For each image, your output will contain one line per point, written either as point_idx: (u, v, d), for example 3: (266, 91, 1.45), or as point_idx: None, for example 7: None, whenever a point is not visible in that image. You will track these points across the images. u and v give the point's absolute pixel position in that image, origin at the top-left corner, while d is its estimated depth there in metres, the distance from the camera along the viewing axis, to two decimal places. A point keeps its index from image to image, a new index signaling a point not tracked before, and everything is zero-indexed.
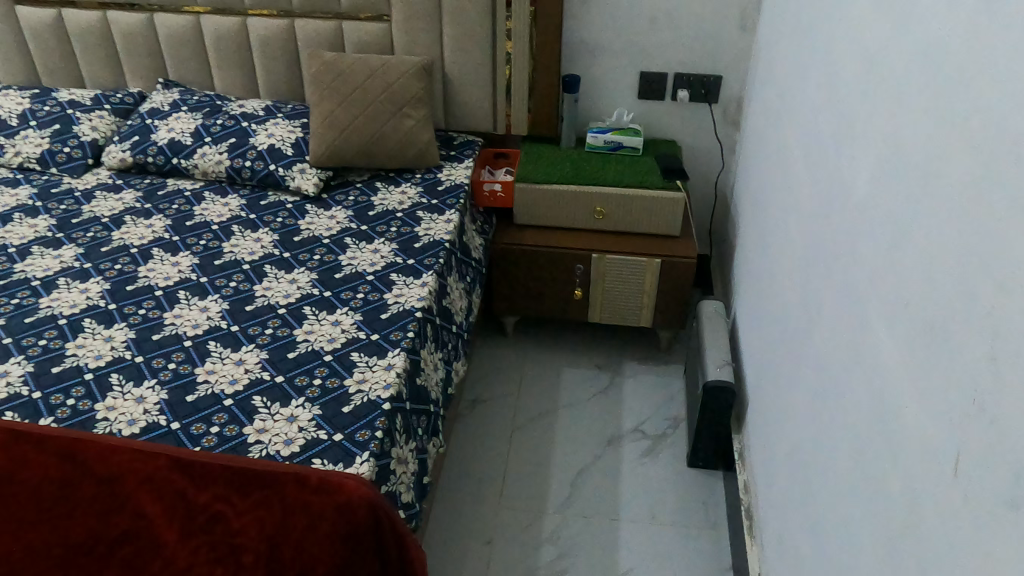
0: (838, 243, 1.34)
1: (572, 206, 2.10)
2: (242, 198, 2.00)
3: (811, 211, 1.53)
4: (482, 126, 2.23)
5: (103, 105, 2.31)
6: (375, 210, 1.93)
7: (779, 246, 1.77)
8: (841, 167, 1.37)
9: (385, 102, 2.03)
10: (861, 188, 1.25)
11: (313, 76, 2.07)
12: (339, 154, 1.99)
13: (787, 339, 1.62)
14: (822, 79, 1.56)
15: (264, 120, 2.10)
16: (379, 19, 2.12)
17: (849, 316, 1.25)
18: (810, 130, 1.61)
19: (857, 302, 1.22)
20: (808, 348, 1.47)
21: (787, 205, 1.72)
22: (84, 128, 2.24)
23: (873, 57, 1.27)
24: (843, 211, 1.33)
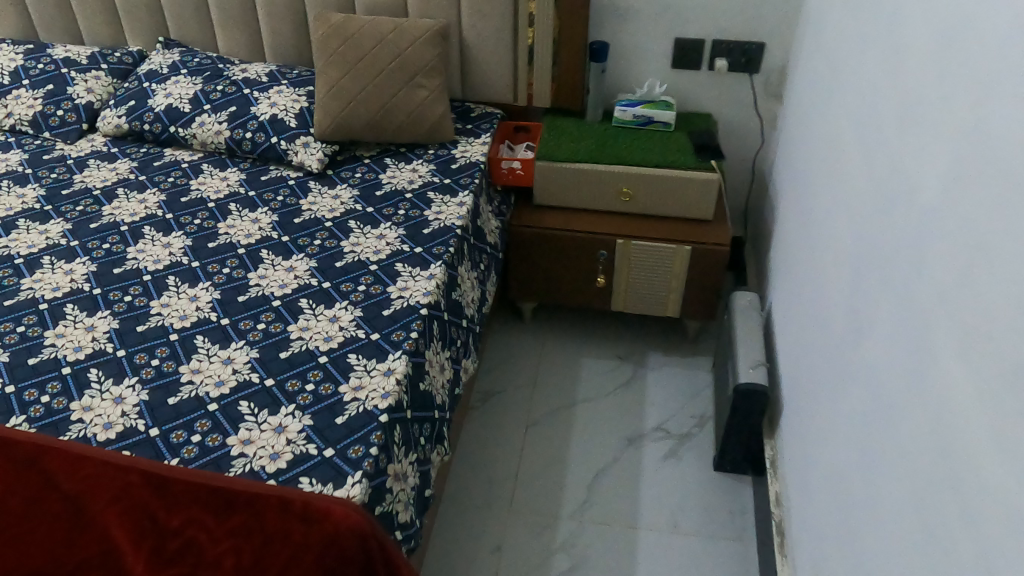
0: (894, 245, 1.16)
1: (596, 187, 1.93)
2: (242, 173, 1.86)
3: (863, 202, 1.35)
4: (503, 98, 2.06)
5: (99, 65, 2.17)
6: (382, 189, 1.77)
7: (821, 239, 1.60)
8: (899, 162, 1.20)
9: (396, 71, 1.87)
10: (924, 189, 1.08)
11: (319, 41, 1.91)
12: (346, 129, 1.85)
13: (830, 346, 1.46)
14: (881, 49, 1.36)
15: (268, 88, 1.95)
16: None
17: (900, 328, 1.08)
18: (862, 112, 1.42)
19: (910, 313, 1.05)
20: (853, 363, 1.31)
21: (832, 195, 1.54)
22: (78, 89, 2.10)
23: (946, 26, 1.08)
24: (902, 207, 1.15)
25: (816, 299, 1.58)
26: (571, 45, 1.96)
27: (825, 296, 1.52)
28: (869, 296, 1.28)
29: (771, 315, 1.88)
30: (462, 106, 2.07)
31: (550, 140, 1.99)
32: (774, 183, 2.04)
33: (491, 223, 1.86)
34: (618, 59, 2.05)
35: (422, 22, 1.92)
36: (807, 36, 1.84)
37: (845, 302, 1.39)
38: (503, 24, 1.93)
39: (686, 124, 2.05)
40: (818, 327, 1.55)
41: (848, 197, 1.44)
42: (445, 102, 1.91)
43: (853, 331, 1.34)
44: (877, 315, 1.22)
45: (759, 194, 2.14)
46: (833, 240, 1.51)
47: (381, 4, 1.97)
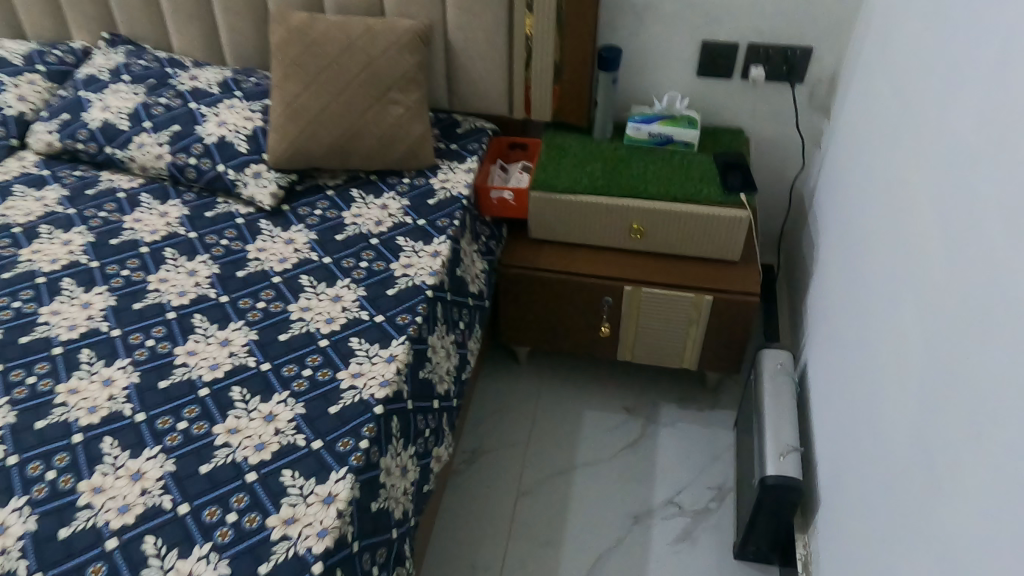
0: (964, 341, 0.86)
1: (603, 222, 1.63)
2: (185, 208, 1.57)
3: (916, 262, 1.05)
4: (497, 108, 1.75)
5: (34, 68, 1.87)
6: (345, 233, 1.48)
7: (863, 310, 1.29)
8: (967, 222, 0.90)
9: (367, 84, 1.55)
10: (1004, 265, 0.78)
11: (276, 45, 1.57)
12: (305, 155, 1.53)
13: (862, 455, 1.17)
14: (948, 67, 1.07)
15: (217, 101, 1.65)
16: None
17: (975, 466, 0.77)
18: (921, 146, 1.12)
19: (993, 449, 0.74)
20: (884, 494, 1.03)
21: (876, 258, 1.23)
22: (7, 98, 1.81)
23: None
24: (971, 294, 0.86)
25: (854, 385, 1.29)
26: (576, 49, 1.63)
27: (862, 386, 1.23)
28: (906, 421, 0.98)
29: (807, 378, 1.59)
30: (449, 118, 1.76)
31: (550, 162, 1.69)
32: (813, 215, 1.73)
33: (476, 267, 1.58)
34: (632, 65, 1.72)
35: (400, 22, 1.60)
36: (864, 43, 1.51)
37: (880, 410, 1.10)
38: (496, 25, 1.61)
39: (712, 143, 1.73)
40: (852, 420, 1.26)
41: (894, 272, 1.13)
42: (426, 120, 1.60)
43: (887, 456, 1.05)
44: (916, 451, 0.93)
45: (795, 222, 1.83)
46: (876, 316, 1.21)
47: (350, 0, 1.64)
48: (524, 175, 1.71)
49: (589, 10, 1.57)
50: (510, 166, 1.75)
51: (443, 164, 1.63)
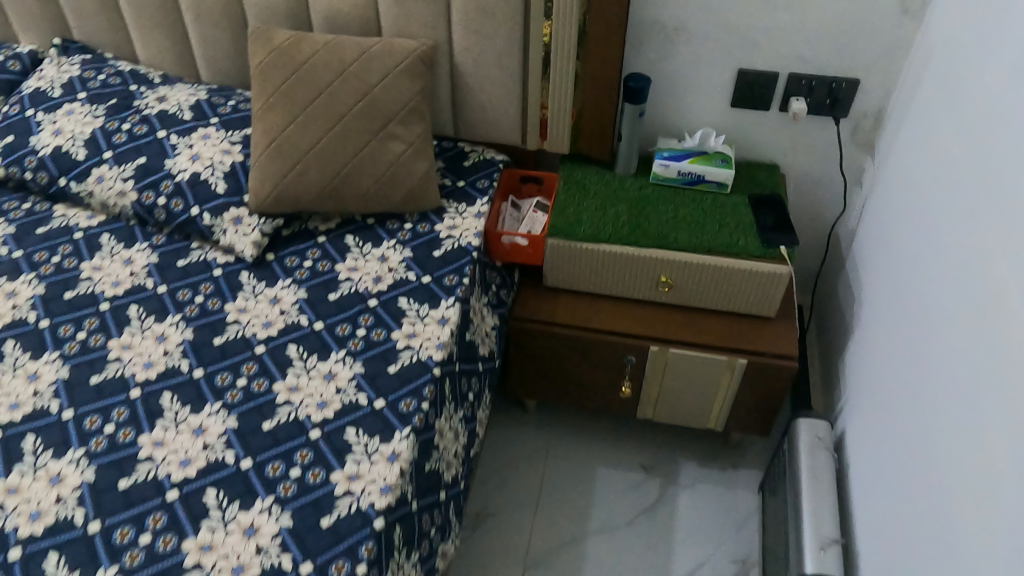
0: None
1: (627, 273, 1.46)
2: (154, 255, 1.34)
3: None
4: (509, 136, 1.55)
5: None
6: (338, 291, 1.29)
7: (932, 369, 1.12)
8: None
9: (363, 116, 1.35)
10: None
11: (257, 68, 1.37)
12: (291, 198, 1.33)
13: (941, 549, 0.98)
14: None
15: (190, 129, 1.41)
16: None
17: None
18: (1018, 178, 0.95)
19: None
20: None
21: (958, 312, 1.06)
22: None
23: None
24: None
25: (914, 474, 1.11)
26: (599, 78, 1.43)
27: (934, 471, 1.05)
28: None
29: (846, 449, 1.43)
30: (456, 148, 1.55)
31: (567, 203, 1.51)
32: (853, 263, 1.56)
33: (485, 324, 1.40)
34: (659, 91, 1.53)
35: (401, 44, 1.40)
36: (924, 79, 1.33)
37: (971, 510, 0.92)
38: (510, 47, 1.41)
39: (747, 180, 1.55)
40: (914, 516, 1.09)
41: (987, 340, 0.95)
42: (430, 156, 1.41)
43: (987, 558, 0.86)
44: None
45: (831, 266, 1.66)
46: (944, 413, 1.05)
47: (342, 14, 1.43)
48: (538, 217, 1.53)
49: (615, 38, 1.36)
50: (521, 206, 1.57)
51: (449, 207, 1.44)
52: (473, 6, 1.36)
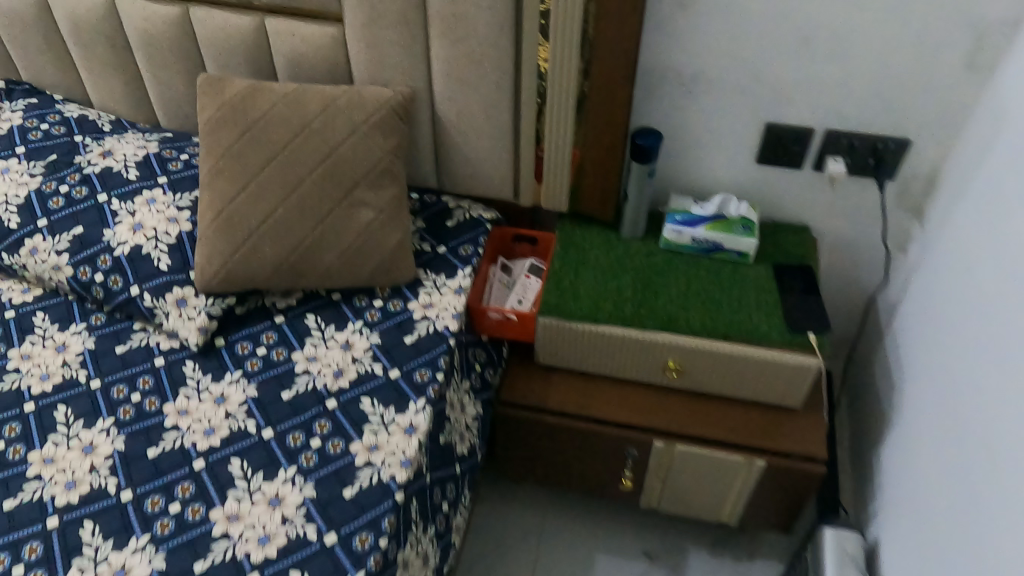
0: None
1: (629, 354, 1.27)
2: (90, 339, 1.22)
3: None
4: (500, 192, 1.37)
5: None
6: (293, 388, 1.13)
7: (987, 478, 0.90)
8: None
9: (325, 182, 1.18)
10: None
11: (206, 123, 1.20)
12: (244, 277, 1.17)
13: None
14: None
15: (133, 192, 1.27)
16: (321, 19, 1.22)
17: None
18: None
19: None
20: None
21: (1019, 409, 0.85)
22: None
23: None
24: None
25: None
26: (601, 134, 1.24)
27: None
28: None
29: (878, 565, 1.24)
30: (439, 206, 1.36)
31: (564, 269, 1.32)
32: (893, 342, 1.36)
33: (464, 416, 1.23)
34: (672, 143, 1.34)
35: (371, 95, 1.22)
36: (988, 144, 1.11)
37: None
38: (497, 99, 1.22)
39: (771, 246, 1.35)
40: None
41: None
42: (405, 223, 1.23)
43: None
44: None
45: (868, 338, 1.46)
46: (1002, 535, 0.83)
47: (308, 58, 1.26)
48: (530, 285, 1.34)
49: (622, 91, 1.17)
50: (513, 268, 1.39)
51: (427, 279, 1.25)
52: (454, 54, 1.18)
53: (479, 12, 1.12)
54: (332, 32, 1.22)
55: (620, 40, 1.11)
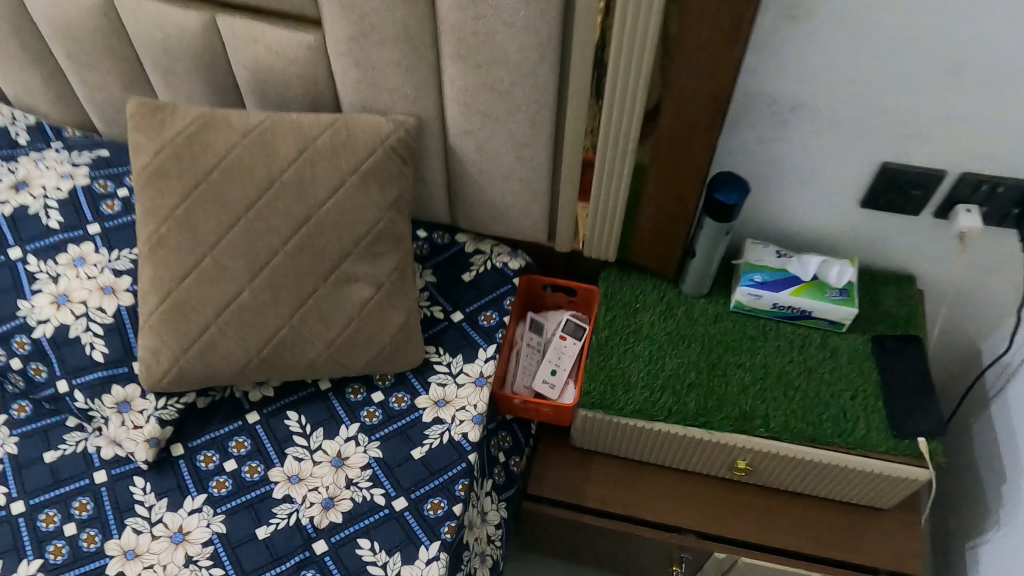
0: None
1: (690, 448, 1.03)
2: (11, 441, 0.94)
3: None
4: (530, 235, 1.07)
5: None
6: (272, 524, 0.88)
7: None
8: None
9: (304, 255, 0.89)
10: None
11: (140, 174, 0.88)
12: (204, 377, 0.90)
13: None
14: None
15: (56, 246, 0.95)
16: (295, 22, 0.89)
17: None
18: None
19: None
20: None
21: None
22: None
23: None
24: None
25: None
26: (669, 183, 0.94)
27: None
28: None
29: None
30: (454, 250, 1.08)
31: (610, 339, 1.05)
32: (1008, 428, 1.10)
33: (485, 529, 1.01)
34: (754, 178, 1.03)
35: (364, 128, 0.90)
36: None
37: None
38: (532, 135, 0.91)
39: (871, 310, 1.07)
40: None
41: None
42: (412, 295, 0.95)
43: None
44: None
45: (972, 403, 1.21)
46: None
47: (276, 71, 0.93)
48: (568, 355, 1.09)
49: (704, 140, 0.87)
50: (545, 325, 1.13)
51: (439, 362, 0.99)
52: (474, 80, 0.85)
53: (514, 31, 0.79)
54: (307, 40, 0.89)
55: (715, 75, 0.79)
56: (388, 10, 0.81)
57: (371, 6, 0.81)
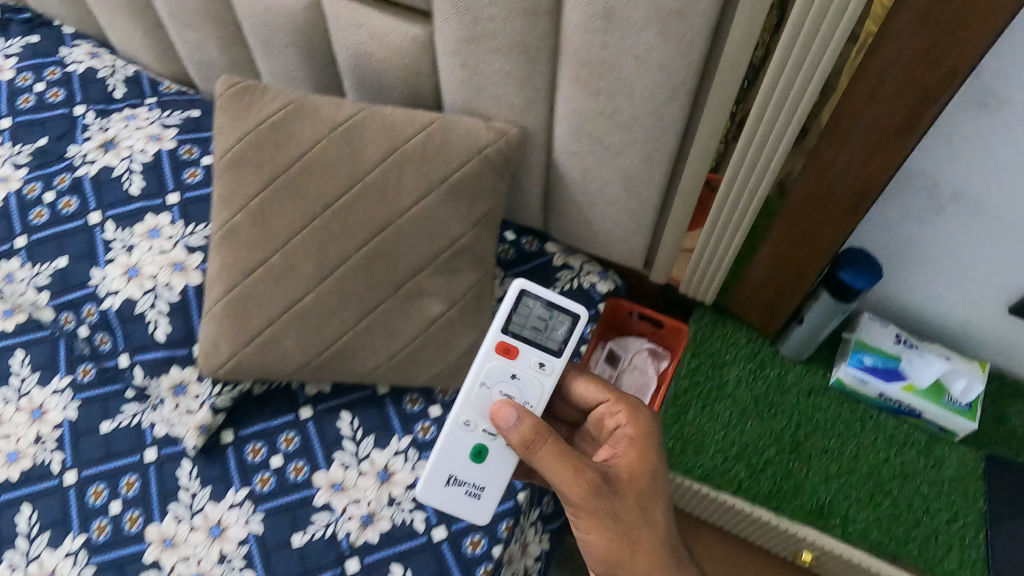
0: None
1: (753, 524, 0.92)
2: (72, 406, 0.90)
3: None
4: (627, 261, 0.97)
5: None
6: (308, 532, 0.85)
7: None
8: None
9: (377, 264, 0.82)
10: None
11: (221, 160, 0.82)
12: (261, 372, 0.85)
13: None
14: None
15: (136, 214, 0.91)
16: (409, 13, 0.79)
17: None
18: None
19: None
20: None
21: None
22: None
23: None
24: None
25: None
26: (791, 241, 0.81)
27: None
28: None
29: None
30: (542, 259, 0.99)
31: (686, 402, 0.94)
32: None
33: (523, 561, 0.93)
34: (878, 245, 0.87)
35: (459, 138, 0.82)
36: None
37: None
38: (646, 171, 0.81)
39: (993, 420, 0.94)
40: None
41: None
42: (487, 318, 0.88)
43: None
44: None
45: None
46: None
47: (377, 59, 0.85)
48: (548, 386, 0.77)
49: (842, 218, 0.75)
50: (508, 302, 0.77)
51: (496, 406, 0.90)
52: (590, 107, 0.76)
53: (644, 69, 0.69)
54: (414, 32, 0.80)
55: (876, 148, 0.66)
56: (509, 16, 0.71)
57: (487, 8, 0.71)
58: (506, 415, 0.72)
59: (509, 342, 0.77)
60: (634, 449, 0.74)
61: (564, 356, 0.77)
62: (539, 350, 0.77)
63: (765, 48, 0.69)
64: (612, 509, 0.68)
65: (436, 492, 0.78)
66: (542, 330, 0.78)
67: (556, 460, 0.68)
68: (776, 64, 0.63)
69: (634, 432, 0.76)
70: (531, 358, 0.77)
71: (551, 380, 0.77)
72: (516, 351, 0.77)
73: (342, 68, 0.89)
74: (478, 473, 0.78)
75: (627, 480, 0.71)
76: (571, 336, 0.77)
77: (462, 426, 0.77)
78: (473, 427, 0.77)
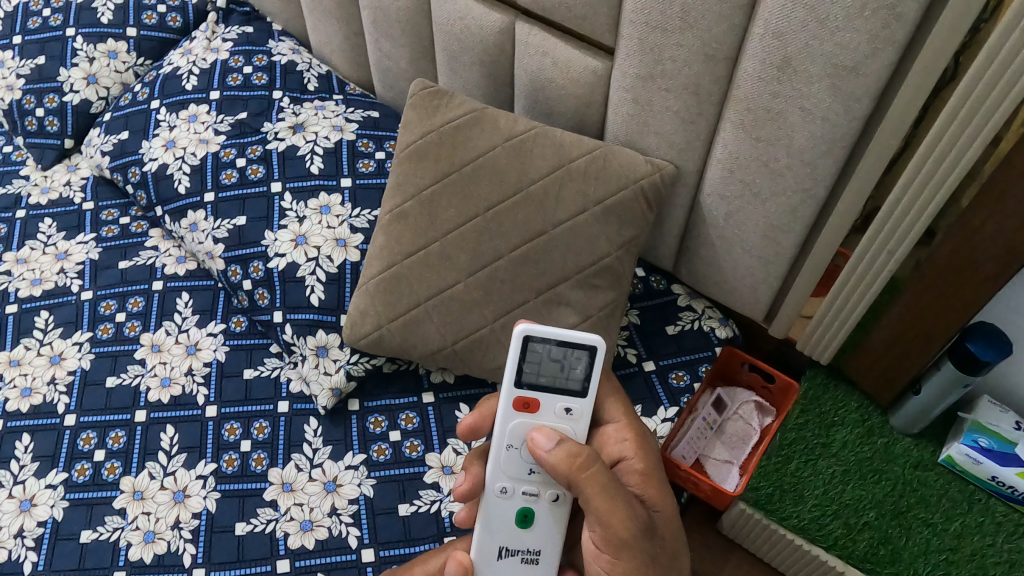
0: None
1: None
2: (223, 349, 0.99)
3: None
4: (748, 313, 1.02)
5: (104, 21, 1.16)
6: (414, 505, 0.89)
7: None
8: None
9: (527, 265, 0.90)
10: None
11: (404, 150, 0.95)
12: (401, 349, 0.93)
13: None
14: None
15: (312, 190, 1.01)
16: (593, 49, 0.88)
17: None
18: None
19: None
20: None
21: None
22: (73, 74, 1.15)
23: None
24: None
25: None
26: (923, 305, 0.84)
27: None
28: None
29: None
30: (666, 299, 1.05)
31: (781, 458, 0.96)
32: None
33: None
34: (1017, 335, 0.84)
35: (621, 164, 0.90)
36: None
37: None
38: (788, 221, 0.86)
39: None
40: None
41: None
42: (613, 335, 0.94)
43: None
44: None
45: None
46: None
47: (556, 85, 0.94)
48: (578, 429, 0.70)
49: (981, 286, 0.78)
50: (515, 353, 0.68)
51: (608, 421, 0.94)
52: (748, 151, 0.83)
53: (808, 120, 0.75)
54: (596, 66, 0.88)
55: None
56: (690, 58, 0.79)
57: (671, 47, 0.79)
58: (543, 439, 0.66)
59: (527, 396, 0.69)
60: (653, 486, 0.70)
61: (590, 395, 0.69)
62: (562, 395, 0.69)
63: (928, 113, 0.74)
64: (655, 555, 0.64)
65: (490, 566, 0.69)
66: (560, 373, 0.69)
67: (605, 492, 0.62)
68: (938, 128, 0.69)
69: (644, 467, 0.71)
70: (555, 404, 0.69)
71: (582, 423, 0.69)
72: (537, 404, 0.69)
73: (518, 88, 0.99)
74: (530, 538, 0.69)
75: (663, 524, 0.68)
76: (592, 372, 0.69)
77: (500, 494, 0.69)
78: (512, 494, 0.68)
